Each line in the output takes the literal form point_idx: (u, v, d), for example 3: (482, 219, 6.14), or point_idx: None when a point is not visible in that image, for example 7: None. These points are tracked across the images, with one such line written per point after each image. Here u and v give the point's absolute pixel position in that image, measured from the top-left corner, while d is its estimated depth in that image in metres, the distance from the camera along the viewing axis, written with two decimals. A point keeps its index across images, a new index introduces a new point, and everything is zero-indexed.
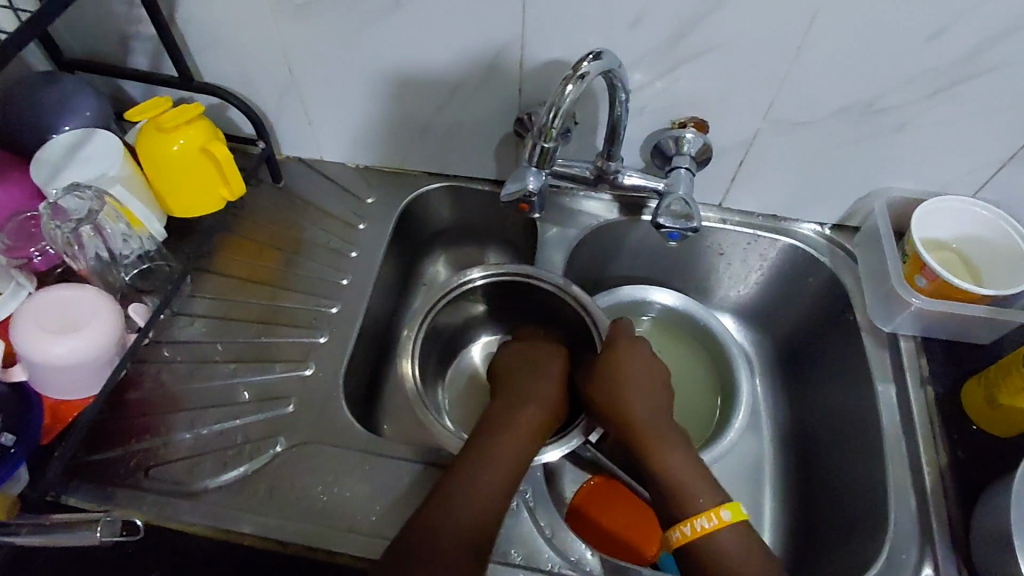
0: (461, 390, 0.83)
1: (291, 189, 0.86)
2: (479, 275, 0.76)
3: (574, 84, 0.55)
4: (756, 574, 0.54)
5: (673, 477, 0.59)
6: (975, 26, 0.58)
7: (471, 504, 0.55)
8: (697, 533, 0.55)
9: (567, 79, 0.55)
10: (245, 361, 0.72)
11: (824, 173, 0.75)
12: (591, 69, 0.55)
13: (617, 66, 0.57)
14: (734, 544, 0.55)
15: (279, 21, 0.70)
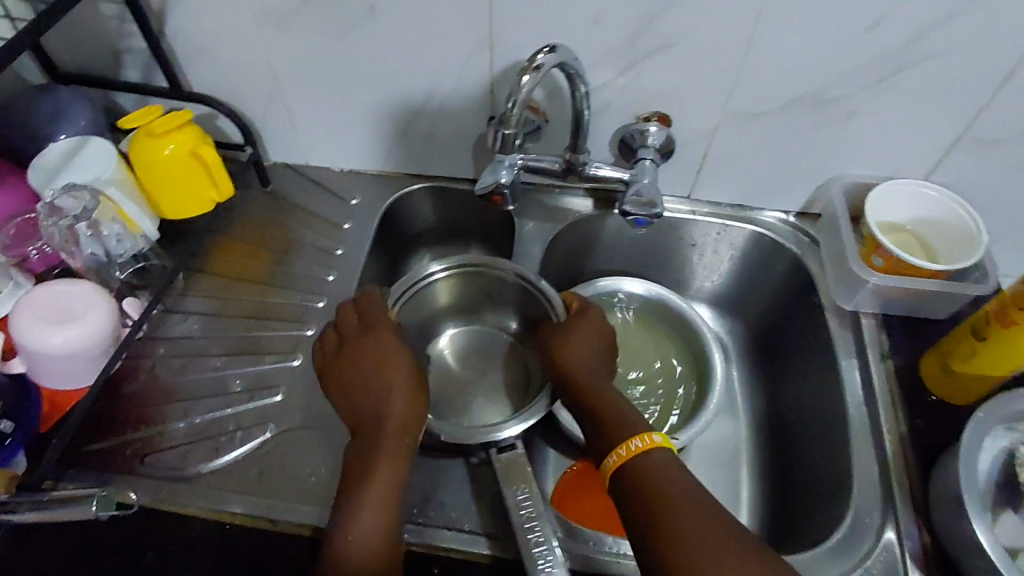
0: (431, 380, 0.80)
1: (279, 193, 0.90)
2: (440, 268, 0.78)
3: (530, 75, 0.58)
4: (688, 488, 0.56)
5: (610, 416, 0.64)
6: (909, 17, 0.63)
7: (380, 496, 0.57)
8: (628, 457, 0.59)
9: (524, 70, 0.58)
10: (236, 354, 0.76)
11: (784, 162, 0.79)
12: (546, 60, 0.58)
13: (572, 59, 0.60)
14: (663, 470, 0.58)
15: (262, 31, 0.75)
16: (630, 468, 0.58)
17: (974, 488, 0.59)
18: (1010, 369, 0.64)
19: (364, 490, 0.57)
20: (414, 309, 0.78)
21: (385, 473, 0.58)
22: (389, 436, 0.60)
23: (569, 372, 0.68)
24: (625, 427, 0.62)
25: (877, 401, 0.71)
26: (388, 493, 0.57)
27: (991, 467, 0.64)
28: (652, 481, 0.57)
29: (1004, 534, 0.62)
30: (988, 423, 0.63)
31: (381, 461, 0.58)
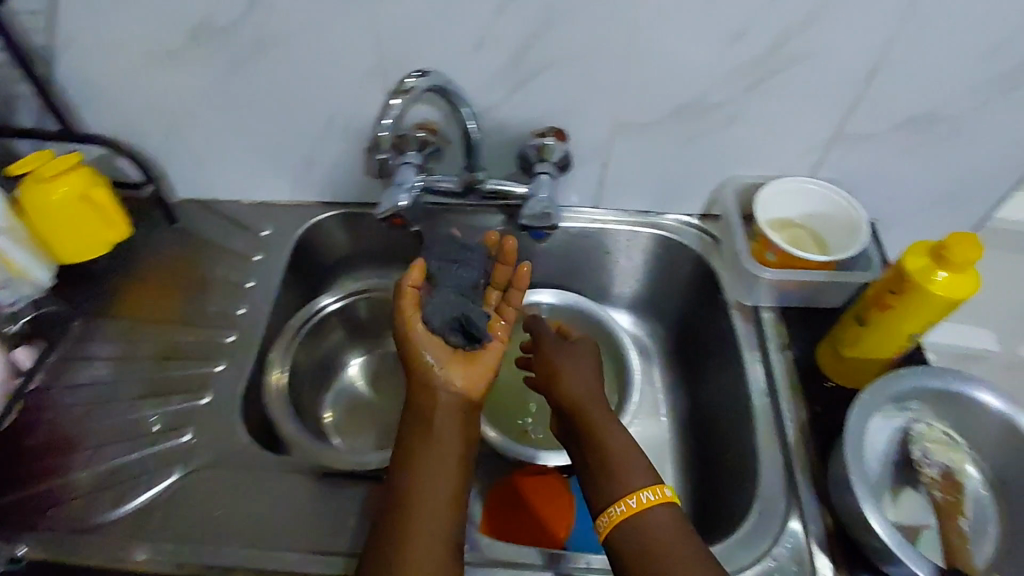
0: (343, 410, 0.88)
1: (187, 230, 0.89)
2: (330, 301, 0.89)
3: (400, 98, 0.57)
4: (688, 551, 0.55)
5: (620, 455, 0.62)
6: (770, 25, 0.67)
7: (435, 491, 0.59)
8: (636, 507, 0.58)
9: (393, 93, 0.57)
10: (144, 396, 0.74)
11: (680, 167, 0.82)
12: (415, 85, 0.58)
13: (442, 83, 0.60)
14: (666, 523, 0.57)
15: (152, 69, 0.74)
16: (643, 521, 0.57)
17: (861, 469, 0.61)
18: (894, 349, 0.67)
19: (416, 488, 0.59)
20: (314, 343, 0.87)
21: (441, 469, 0.60)
22: (443, 432, 0.63)
23: (572, 399, 0.69)
24: (631, 471, 0.61)
25: (779, 392, 0.73)
26: (443, 496, 0.59)
27: (885, 447, 0.67)
28: (657, 532, 0.56)
29: (898, 513, 0.64)
30: (873, 404, 0.65)
31: (428, 453, 0.61)
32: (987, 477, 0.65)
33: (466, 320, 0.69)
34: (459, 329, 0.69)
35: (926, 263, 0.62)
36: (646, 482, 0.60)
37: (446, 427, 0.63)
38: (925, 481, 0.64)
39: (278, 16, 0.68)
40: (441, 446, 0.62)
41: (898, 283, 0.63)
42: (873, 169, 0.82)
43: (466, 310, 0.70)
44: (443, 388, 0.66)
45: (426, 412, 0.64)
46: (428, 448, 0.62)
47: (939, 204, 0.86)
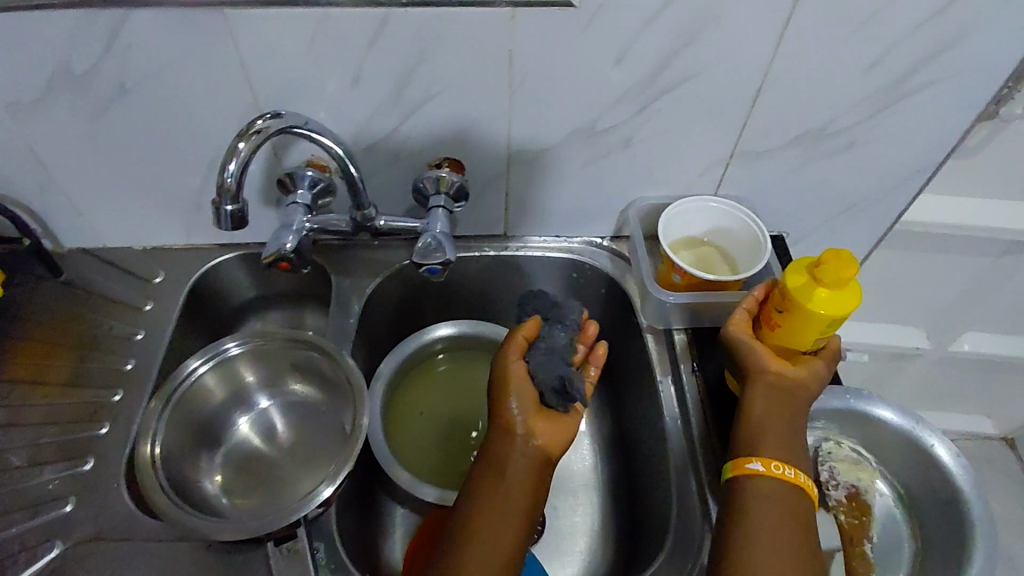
0: (238, 486, 0.68)
1: (75, 282, 0.84)
2: (198, 363, 0.68)
3: (248, 140, 0.54)
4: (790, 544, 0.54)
5: (782, 429, 0.60)
6: (649, 49, 0.66)
7: (495, 544, 0.58)
8: (763, 471, 0.57)
9: (240, 135, 0.53)
10: (22, 466, 0.69)
11: (583, 190, 0.81)
12: (267, 125, 0.54)
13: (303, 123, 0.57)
14: (775, 496, 0.56)
15: (11, 120, 0.70)
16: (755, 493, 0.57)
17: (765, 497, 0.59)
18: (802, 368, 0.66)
19: (479, 539, 0.58)
20: (186, 416, 0.67)
21: (500, 517, 0.59)
22: (512, 479, 0.60)
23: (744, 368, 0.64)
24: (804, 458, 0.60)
25: (691, 416, 0.72)
26: (499, 551, 0.58)
27: None
28: (749, 531, 0.55)
29: None
30: None
31: (501, 501, 0.60)
32: (900, 492, 0.63)
33: (569, 383, 0.63)
34: (558, 389, 0.63)
35: (803, 281, 0.61)
36: (779, 452, 0.59)
37: (515, 475, 0.60)
38: (830, 504, 0.62)
39: (139, 59, 0.65)
40: (513, 495, 0.60)
41: (781, 303, 0.62)
42: (774, 183, 0.82)
43: (569, 374, 0.64)
44: (522, 439, 0.61)
45: (492, 457, 0.61)
46: (493, 493, 0.60)
47: (844, 213, 0.87)
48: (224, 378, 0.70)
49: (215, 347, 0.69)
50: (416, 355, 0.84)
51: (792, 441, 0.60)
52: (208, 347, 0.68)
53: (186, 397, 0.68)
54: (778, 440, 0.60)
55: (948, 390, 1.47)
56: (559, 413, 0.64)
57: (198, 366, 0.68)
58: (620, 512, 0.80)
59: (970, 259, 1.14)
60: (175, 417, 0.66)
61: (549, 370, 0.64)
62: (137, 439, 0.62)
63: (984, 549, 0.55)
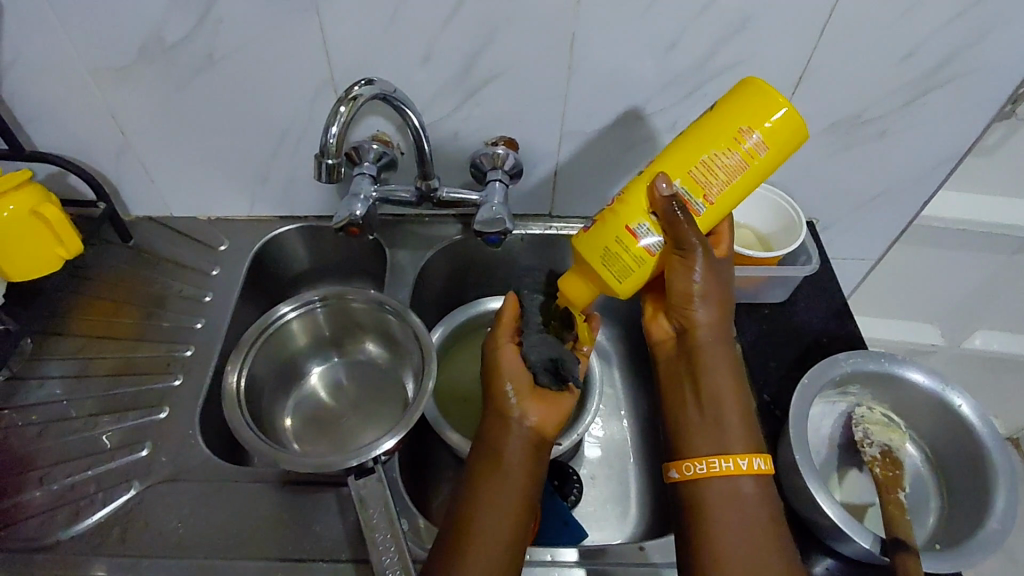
0: (307, 430, 0.74)
1: (142, 248, 0.88)
2: (290, 310, 0.73)
3: (347, 106, 0.58)
4: (752, 528, 0.57)
5: (705, 417, 0.62)
6: (700, 35, 0.71)
7: (492, 517, 0.60)
8: (679, 478, 0.61)
9: (341, 100, 0.58)
10: (100, 412, 0.74)
11: (627, 172, 0.86)
12: (362, 93, 0.58)
13: (391, 91, 0.61)
14: (723, 494, 0.59)
15: (103, 88, 0.75)
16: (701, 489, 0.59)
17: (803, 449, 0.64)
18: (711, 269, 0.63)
19: (479, 514, 0.60)
20: (270, 357, 0.72)
21: (500, 492, 0.61)
22: (506, 456, 0.63)
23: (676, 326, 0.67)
24: (731, 434, 0.61)
25: None
26: (497, 523, 0.60)
27: (831, 432, 0.71)
28: (715, 518, 0.58)
29: (845, 492, 0.68)
30: (813, 389, 0.68)
31: (498, 478, 0.62)
32: (926, 454, 0.68)
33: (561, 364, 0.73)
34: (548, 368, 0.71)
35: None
36: (715, 446, 0.61)
37: (512, 453, 0.64)
38: (866, 459, 0.66)
39: (228, 32, 0.70)
40: (511, 472, 0.63)
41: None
42: (807, 170, 0.87)
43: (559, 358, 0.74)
44: (512, 415, 0.66)
45: (493, 438, 0.65)
46: (494, 474, 0.62)
47: (871, 201, 0.92)
48: (308, 327, 0.75)
49: (307, 296, 0.74)
50: (465, 328, 0.89)
51: (707, 417, 0.62)
52: (299, 295, 0.73)
53: (271, 338, 0.72)
54: (725, 422, 0.61)
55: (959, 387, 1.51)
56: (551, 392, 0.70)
57: (286, 311, 0.72)
58: (655, 480, 0.85)
59: (986, 255, 1.19)
60: (262, 356, 0.71)
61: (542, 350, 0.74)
62: (227, 368, 0.66)
63: (1009, 496, 0.59)
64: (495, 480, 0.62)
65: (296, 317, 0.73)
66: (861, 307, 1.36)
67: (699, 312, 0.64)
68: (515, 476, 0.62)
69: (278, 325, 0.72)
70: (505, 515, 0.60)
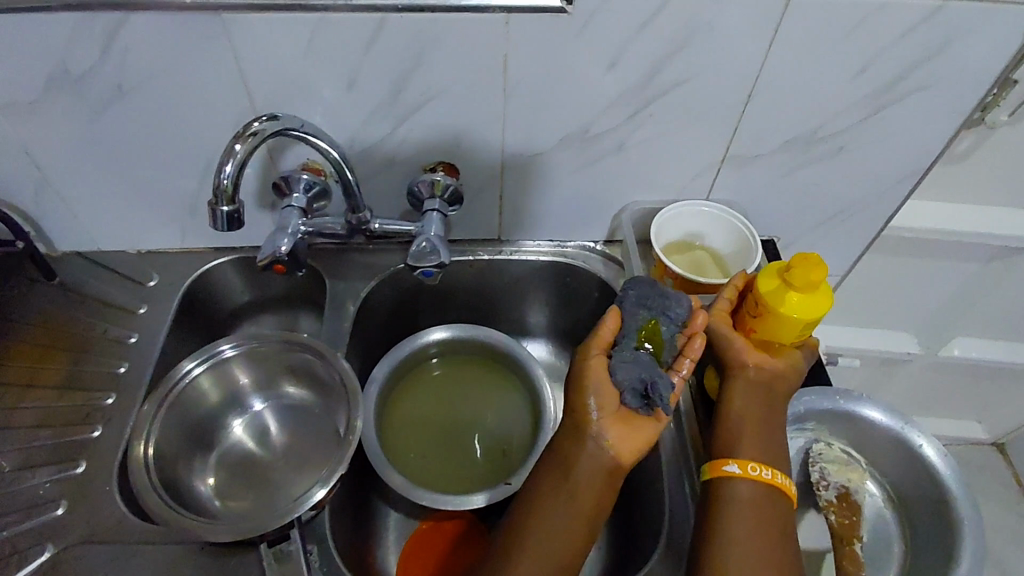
0: (232, 489, 0.69)
1: (68, 285, 0.83)
2: (196, 365, 0.69)
3: (245, 141, 0.54)
4: (772, 535, 0.56)
5: (775, 450, 0.60)
6: (641, 54, 0.67)
7: (550, 541, 0.58)
8: (738, 473, 0.58)
9: (237, 137, 0.54)
10: (12, 468, 0.69)
11: (577, 195, 0.82)
12: (262, 128, 0.55)
13: (298, 126, 0.58)
14: (751, 499, 0.58)
15: (8, 122, 0.70)
16: (733, 488, 0.58)
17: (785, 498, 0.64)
18: None
19: (541, 531, 0.59)
20: (181, 415, 0.68)
21: (561, 506, 0.59)
22: (579, 477, 0.59)
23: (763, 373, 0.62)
24: (771, 445, 0.60)
25: (682, 417, 0.73)
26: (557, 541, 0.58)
27: (788, 472, 0.66)
28: (732, 520, 0.57)
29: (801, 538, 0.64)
30: None
31: (560, 500, 0.60)
32: (887, 493, 0.64)
33: (652, 389, 0.58)
34: (640, 392, 0.59)
35: (777, 284, 0.59)
36: (760, 455, 0.60)
37: (581, 471, 0.59)
38: (822, 505, 0.63)
39: (136, 61, 0.65)
40: (578, 492, 0.59)
41: (756, 306, 0.61)
42: (764, 189, 0.83)
43: (654, 378, 0.59)
44: (591, 438, 0.59)
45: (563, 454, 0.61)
46: (558, 491, 0.60)
47: (835, 217, 0.88)
48: (223, 381, 0.72)
49: (217, 347, 0.70)
50: (406, 363, 0.84)
51: (772, 443, 0.61)
52: (203, 348, 0.69)
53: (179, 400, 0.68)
54: (763, 440, 0.61)
55: (936, 396, 1.48)
56: (638, 416, 0.60)
57: (193, 367, 0.69)
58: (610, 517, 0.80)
59: (957, 265, 1.16)
60: (172, 415, 0.67)
61: (633, 369, 0.60)
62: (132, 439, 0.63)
63: (972, 545, 0.56)
64: (559, 498, 0.60)
65: (206, 370, 0.70)
66: (833, 319, 1.33)
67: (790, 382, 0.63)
68: (580, 500, 0.59)
69: (184, 383, 0.68)
70: (564, 531, 0.59)
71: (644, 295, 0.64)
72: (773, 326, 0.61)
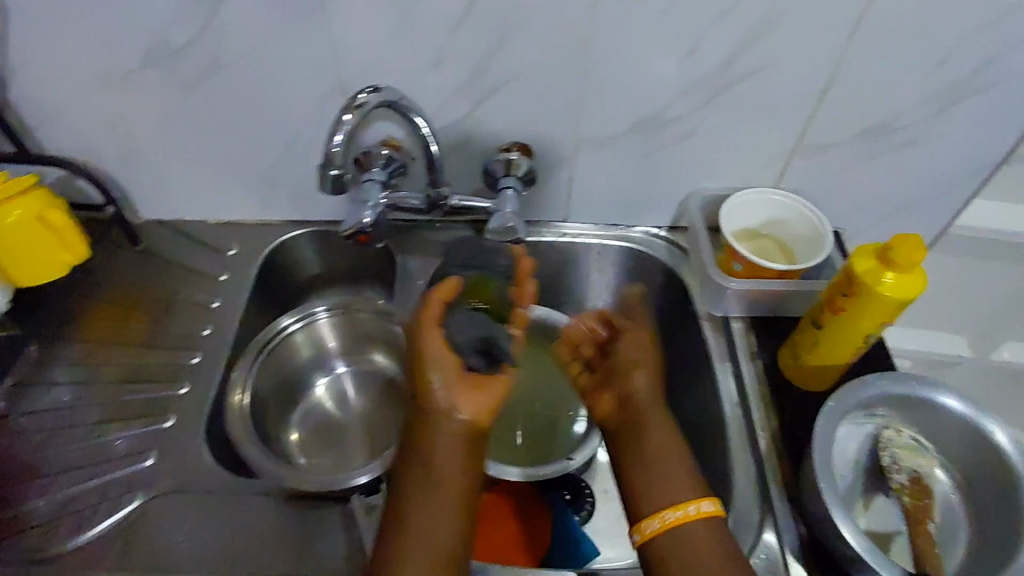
0: (313, 437, 0.81)
1: (152, 253, 0.87)
2: (291, 322, 0.83)
3: (352, 113, 0.56)
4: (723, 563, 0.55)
5: (659, 461, 0.62)
6: (723, 40, 0.68)
7: (438, 522, 0.56)
8: (660, 527, 0.58)
9: (345, 108, 0.56)
10: (105, 420, 0.73)
11: (644, 180, 0.83)
12: (368, 100, 0.56)
13: (399, 99, 0.60)
14: (698, 538, 0.57)
15: (109, 93, 0.73)
16: (667, 540, 0.57)
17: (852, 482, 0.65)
18: (849, 354, 0.67)
19: (406, 527, 0.55)
20: (279, 365, 0.82)
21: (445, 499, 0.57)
22: (435, 459, 0.58)
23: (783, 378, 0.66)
24: (678, 481, 0.60)
25: (748, 399, 0.74)
26: (446, 539, 0.55)
27: (857, 455, 0.67)
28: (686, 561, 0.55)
29: (870, 521, 0.65)
30: (838, 413, 0.64)
31: (434, 488, 0.57)
32: (958, 480, 0.65)
33: (494, 346, 0.62)
34: (479, 351, 0.62)
35: (874, 264, 0.61)
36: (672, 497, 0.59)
37: (444, 453, 0.58)
38: (895, 487, 0.64)
39: (233, 36, 0.68)
40: (447, 484, 0.57)
41: (848, 285, 0.63)
42: (833, 180, 0.83)
43: (493, 336, 0.62)
44: (449, 410, 0.59)
45: (412, 445, 0.59)
46: (419, 483, 0.57)
47: (901, 212, 0.88)
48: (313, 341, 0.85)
49: (311, 311, 0.84)
50: None
51: (656, 461, 0.62)
52: (300, 309, 0.83)
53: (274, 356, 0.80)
54: (671, 461, 0.62)
55: (984, 400, 1.46)
56: (484, 377, 0.62)
57: (290, 324, 0.83)
58: None
59: (1018, 266, 1.14)
60: (267, 368, 0.80)
61: (472, 328, 0.62)
62: (230, 391, 0.75)
63: None
64: (429, 489, 0.57)
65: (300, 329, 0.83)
66: None
67: (638, 380, 0.67)
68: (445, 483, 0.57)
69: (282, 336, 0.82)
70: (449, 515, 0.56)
71: (485, 259, 0.67)
72: (862, 306, 0.62)
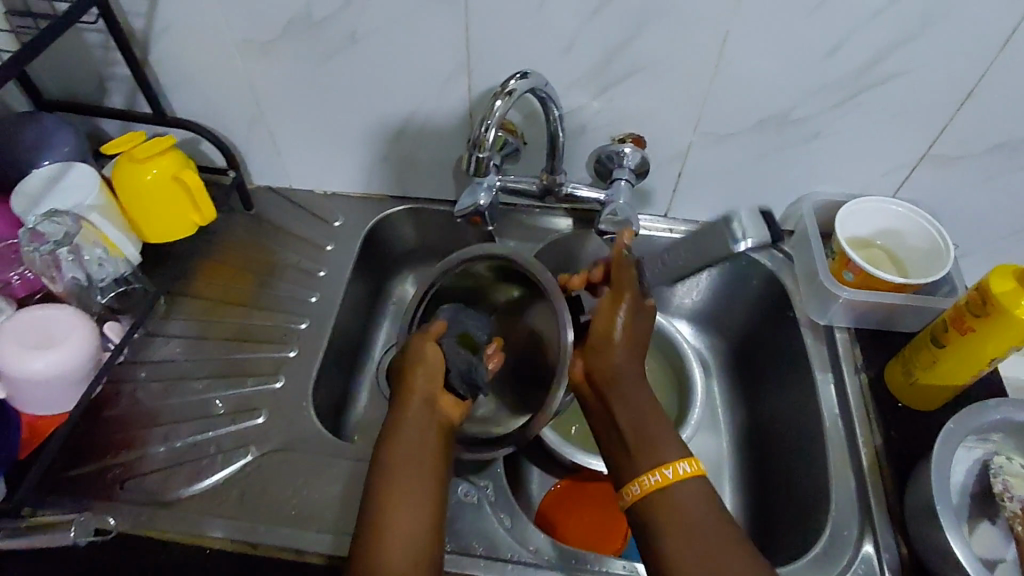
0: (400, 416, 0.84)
1: (263, 217, 0.90)
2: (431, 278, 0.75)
3: (503, 100, 0.60)
4: None
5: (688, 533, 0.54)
6: (866, 41, 0.66)
7: (417, 515, 0.55)
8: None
9: (496, 95, 0.60)
10: (215, 376, 0.76)
11: (756, 180, 0.81)
12: (517, 86, 0.60)
13: (543, 85, 0.63)
14: None
15: (246, 61, 0.76)
16: None
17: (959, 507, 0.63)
18: (969, 374, 0.66)
19: (394, 517, 0.54)
20: None
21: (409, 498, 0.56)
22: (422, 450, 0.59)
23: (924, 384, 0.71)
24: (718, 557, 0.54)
25: (851, 411, 0.73)
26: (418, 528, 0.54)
27: (964, 479, 0.65)
28: None
29: (976, 546, 0.63)
30: (958, 435, 0.63)
31: (412, 470, 0.57)
32: None
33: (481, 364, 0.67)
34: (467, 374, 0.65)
35: (1012, 286, 0.61)
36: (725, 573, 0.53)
37: (407, 441, 0.59)
38: (1007, 515, 0.62)
39: (372, 11, 0.69)
40: (382, 497, 0.56)
41: (981, 306, 0.62)
42: (954, 196, 0.80)
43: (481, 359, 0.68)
44: (426, 400, 0.62)
45: (391, 424, 0.60)
46: (397, 475, 0.57)
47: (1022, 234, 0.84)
48: None
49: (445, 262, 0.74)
50: None
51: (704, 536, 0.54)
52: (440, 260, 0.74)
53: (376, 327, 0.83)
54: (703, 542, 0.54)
55: None
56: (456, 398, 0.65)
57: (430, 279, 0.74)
58: (751, 501, 0.82)
59: None
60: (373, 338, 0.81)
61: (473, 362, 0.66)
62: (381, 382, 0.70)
63: None
64: (401, 486, 0.56)
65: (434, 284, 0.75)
66: None
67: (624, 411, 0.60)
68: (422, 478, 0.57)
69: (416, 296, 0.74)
70: (416, 519, 0.55)
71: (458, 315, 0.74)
72: (996, 328, 0.62)
